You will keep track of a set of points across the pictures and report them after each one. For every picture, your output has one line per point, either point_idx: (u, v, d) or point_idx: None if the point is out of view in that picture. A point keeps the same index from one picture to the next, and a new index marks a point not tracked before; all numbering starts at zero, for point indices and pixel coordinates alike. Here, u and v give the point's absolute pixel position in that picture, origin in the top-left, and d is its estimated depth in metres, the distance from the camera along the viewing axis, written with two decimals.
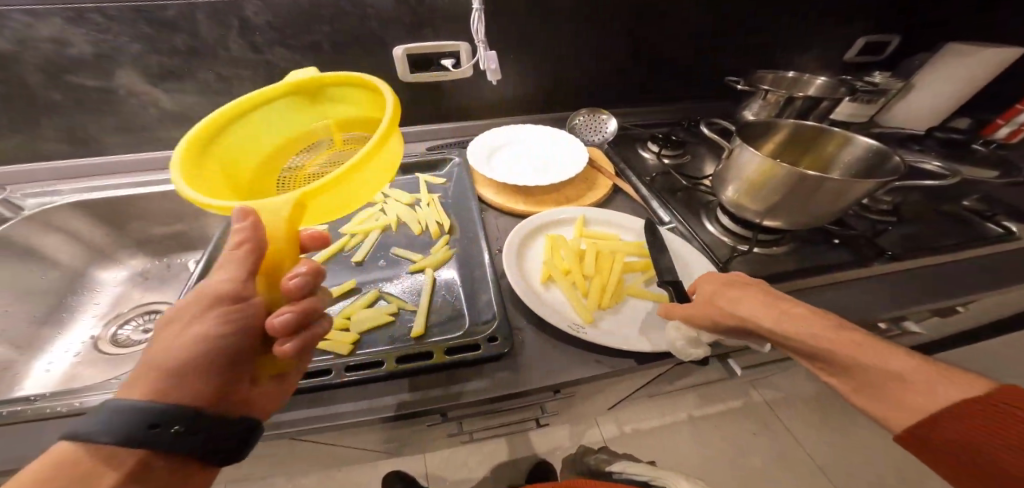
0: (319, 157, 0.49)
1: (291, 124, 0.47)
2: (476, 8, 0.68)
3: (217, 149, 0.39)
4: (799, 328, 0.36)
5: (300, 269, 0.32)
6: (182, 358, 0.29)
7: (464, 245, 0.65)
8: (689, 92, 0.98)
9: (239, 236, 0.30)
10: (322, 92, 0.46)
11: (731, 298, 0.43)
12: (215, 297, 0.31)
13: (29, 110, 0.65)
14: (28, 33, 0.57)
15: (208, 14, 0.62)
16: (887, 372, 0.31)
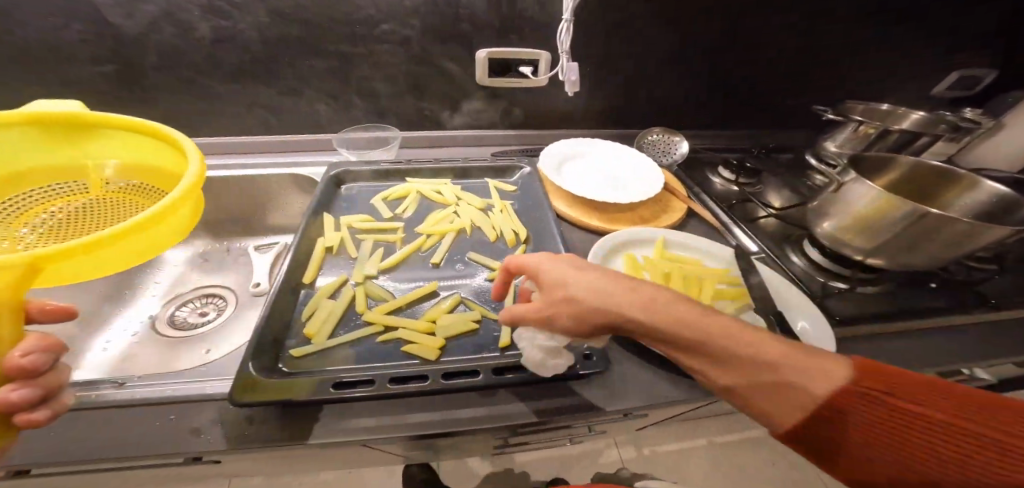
0: (44, 206, 0.38)
1: (22, 159, 0.37)
2: (565, 20, 0.65)
3: None
4: (681, 318, 0.33)
5: (36, 342, 0.27)
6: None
7: (542, 256, 0.62)
8: (760, 117, 0.95)
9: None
10: (92, 127, 0.38)
11: (565, 285, 0.37)
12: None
13: (138, 94, 0.65)
14: (159, 16, 0.58)
15: (320, 6, 0.63)
16: (795, 365, 0.30)
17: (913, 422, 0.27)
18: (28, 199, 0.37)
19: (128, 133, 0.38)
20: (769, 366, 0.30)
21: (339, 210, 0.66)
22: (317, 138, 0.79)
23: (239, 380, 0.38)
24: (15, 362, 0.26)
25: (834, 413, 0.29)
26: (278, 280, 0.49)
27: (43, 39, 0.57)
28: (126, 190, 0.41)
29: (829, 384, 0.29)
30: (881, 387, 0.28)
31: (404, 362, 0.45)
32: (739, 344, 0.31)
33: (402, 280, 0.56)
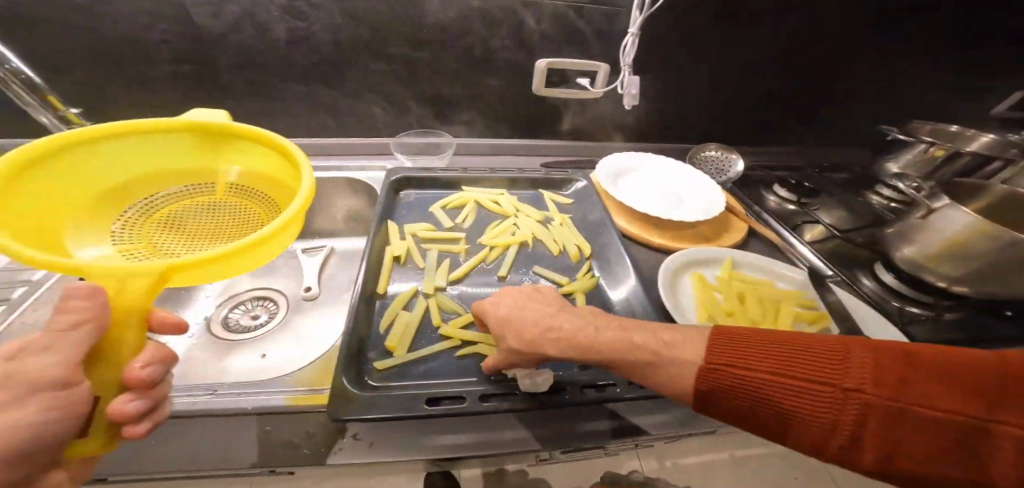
0: (177, 209, 0.37)
1: (171, 163, 0.37)
2: (631, 33, 0.63)
3: (21, 195, 0.27)
4: (577, 343, 0.38)
5: (154, 352, 0.23)
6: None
7: (608, 271, 0.61)
8: (810, 130, 0.94)
9: (72, 316, 0.20)
10: (227, 136, 0.36)
11: (503, 329, 0.42)
12: (31, 380, 0.20)
13: (210, 96, 0.65)
14: (241, 17, 0.58)
15: (393, 11, 0.62)
16: (673, 353, 0.36)
17: (763, 375, 0.32)
18: (165, 199, 0.37)
19: (258, 148, 0.36)
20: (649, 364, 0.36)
21: (401, 218, 0.65)
22: (371, 143, 0.78)
23: (337, 394, 0.37)
24: (132, 376, 0.22)
25: (708, 387, 0.34)
26: (357, 290, 0.49)
27: (127, 39, 0.57)
28: (244, 198, 0.38)
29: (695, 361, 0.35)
30: (731, 352, 0.34)
31: (490, 379, 0.44)
32: (628, 352, 0.37)
33: (472, 293, 0.55)
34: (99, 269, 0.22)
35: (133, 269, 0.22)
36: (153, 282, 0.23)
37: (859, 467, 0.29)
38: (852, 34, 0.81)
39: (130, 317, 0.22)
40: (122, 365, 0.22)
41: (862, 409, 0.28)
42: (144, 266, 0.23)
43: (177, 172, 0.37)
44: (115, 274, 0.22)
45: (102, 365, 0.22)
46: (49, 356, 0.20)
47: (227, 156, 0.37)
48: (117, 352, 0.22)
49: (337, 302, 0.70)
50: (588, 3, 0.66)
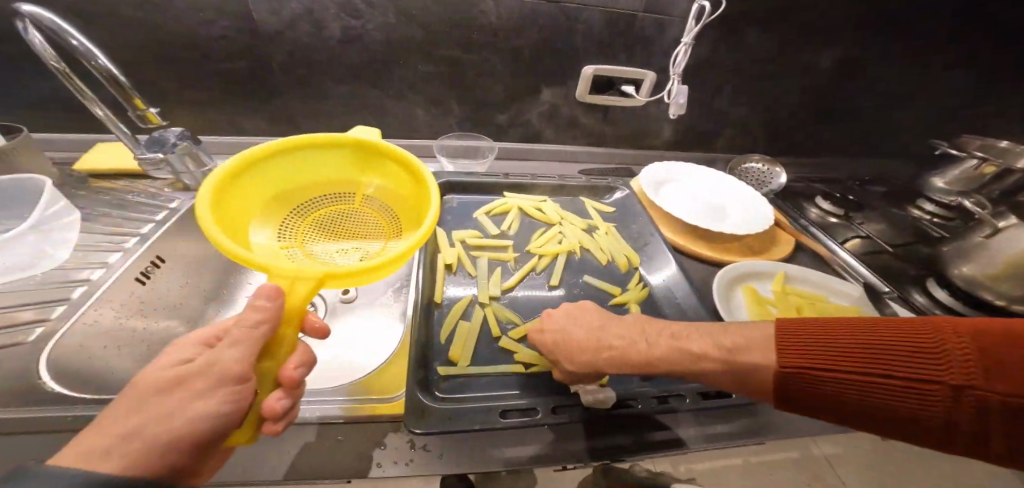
0: (327, 211, 0.41)
1: (333, 172, 0.41)
2: (685, 42, 0.62)
3: (231, 193, 0.34)
4: (632, 359, 0.38)
5: (302, 356, 0.28)
6: (152, 428, 0.23)
7: (658, 282, 0.60)
8: (843, 136, 0.95)
9: (264, 313, 0.26)
10: (379, 154, 0.40)
11: (553, 350, 0.41)
12: (219, 372, 0.24)
13: (260, 92, 0.66)
14: (301, 16, 0.59)
15: (448, 13, 0.61)
16: (740, 357, 0.35)
17: (846, 372, 0.31)
18: (322, 200, 0.41)
19: (403, 169, 0.40)
20: (715, 371, 0.36)
21: (447, 224, 0.65)
22: (410, 144, 0.78)
23: (413, 411, 0.38)
24: (289, 374, 0.26)
25: (787, 388, 0.34)
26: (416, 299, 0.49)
27: (187, 33, 0.58)
28: (380, 211, 0.42)
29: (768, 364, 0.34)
30: (805, 351, 0.33)
31: (561, 393, 0.44)
32: (688, 362, 0.38)
33: (526, 301, 0.55)
34: (281, 270, 0.29)
35: (302, 274, 0.29)
36: (314, 288, 0.29)
37: (959, 449, 0.29)
38: (896, 45, 0.81)
39: (294, 319, 0.28)
40: (277, 364, 0.27)
41: (968, 403, 0.27)
42: (310, 273, 0.29)
43: (330, 181, 0.41)
44: (289, 277, 0.29)
45: (267, 362, 0.26)
46: (236, 350, 0.25)
47: (374, 171, 0.41)
48: (280, 352, 0.27)
49: (375, 304, 0.64)
50: (641, 12, 0.64)
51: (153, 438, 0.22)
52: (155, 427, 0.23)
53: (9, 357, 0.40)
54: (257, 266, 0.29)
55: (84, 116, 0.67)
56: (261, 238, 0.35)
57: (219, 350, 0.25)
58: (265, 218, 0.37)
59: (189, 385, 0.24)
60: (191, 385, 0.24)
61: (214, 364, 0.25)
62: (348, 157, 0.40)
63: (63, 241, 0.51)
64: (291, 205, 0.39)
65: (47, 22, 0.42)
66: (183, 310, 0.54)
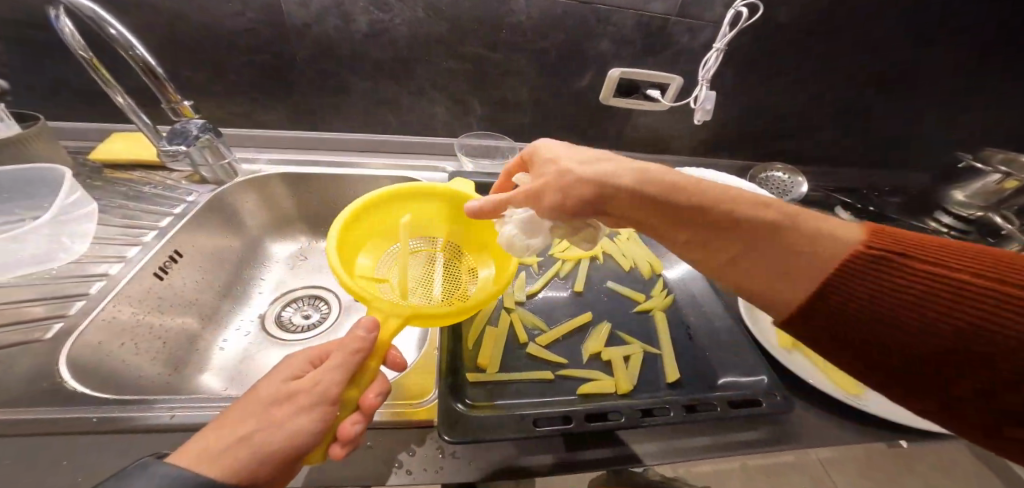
0: (412, 253, 0.50)
1: (423, 222, 0.50)
2: (717, 48, 0.61)
3: (351, 233, 0.43)
4: (673, 190, 0.33)
5: (381, 386, 0.30)
6: (258, 437, 0.25)
7: (682, 289, 0.60)
8: (859, 143, 0.95)
9: (361, 344, 0.29)
10: (462, 209, 0.48)
11: (559, 157, 0.37)
12: (318, 393, 0.27)
13: (282, 84, 0.66)
14: (324, 8, 0.57)
15: (477, 11, 0.60)
16: (813, 221, 0.31)
17: (934, 282, 0.27)
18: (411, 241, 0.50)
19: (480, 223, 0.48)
20: (775, 222, 0.31)
21: None
22: (430, 142, 0.77)
23: (444, 415, 0.38)
24: (370, 400, 0.29)
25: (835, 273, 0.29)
26: None
27: (214, 23, 0.57)
28: (454, 256, 0.51)
29: (845, 243, 0.30)
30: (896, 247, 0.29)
31: (586, 402, 0.44)
32: (751, 209, 0.31)
33: (550, 304, 0.56)
34: (377, 303, 0.34)
35: (393, 311, 0.34)
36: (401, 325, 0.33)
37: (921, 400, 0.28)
38: (921, 56, 0.80)
39: (382, 349, 0.31)
40: (359, 391, 0.29)
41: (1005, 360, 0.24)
42: (399, 311, 0.34)
43: (421, 226, 0.50)
44: (384, 312, 0.34)
45: (354, 388, 0.29)
46: (337, 373, 0.28)
47: (456, 223, 0.50)
48: (365, 378, 0.29)
49: None
50: (674, 16, 0.63)
51: (257, 448, 0.25)
52: (262, 436, 0.25)
53: (27, 355, 0.39)
54: (359, 297, 0.35)
55: (103, 105, 0.66)
56: (367, 271, 0.45)
57: (320, 372, 0.28)
58: (370, 253, 0.46)
59: (293, 401, 0.26)
60: (293, 401, 0.26)
61: (316, 384, 0.27)
62: (438, 209, 0.49)
63: (81, 233, 0.50)
64: (390, 243, 0.49)
65: (83, 9, 0.43)
66: (195, 306, 0.55)
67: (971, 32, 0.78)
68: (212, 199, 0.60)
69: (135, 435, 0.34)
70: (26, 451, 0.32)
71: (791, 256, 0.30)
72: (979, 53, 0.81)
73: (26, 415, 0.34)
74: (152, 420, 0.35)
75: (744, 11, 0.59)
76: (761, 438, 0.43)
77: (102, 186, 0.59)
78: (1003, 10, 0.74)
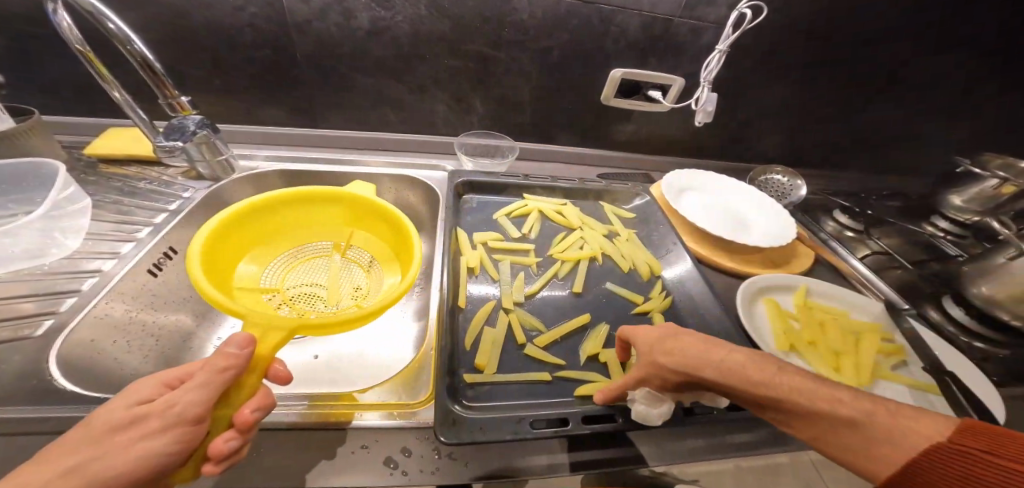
0: (308, 260, 0.54)
1: (325, 228, 0.55)
2: (719, 51, 0.61)
3: (236, 232, 0.47)
4: (742, 372, 0.33)
5: (260, 402, 0.28)
6: (94, 466, 0.22)
7: (681, 291, 0.59)
8: (858, 147, 0.95)
9: (233, 360, 0.27)
10: (361, 214, 0.54)
11: (653, 343, 0.38)
12: (176, 415, 0.24)
13: (281, 80, 0.65)
14: (326, 5, 0.57)
15: (479, 8, 0.60)
16: (885, 416, 0.29)
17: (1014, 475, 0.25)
18: (310, 249, 0.55)
19: (380, 224, 0.53)
20: (844, 414, 0.30)
21: (467, 224, 0.64)
22: (430, 140, 0.77)
23: (441, 416, 0.37)
24: (244, 417, 0.27)
25: (887, 435, 0.29)
26: (445, 301, 0.50)
27: (216, 19, 0.57)
28: (357, 261, 0.55)
29: (923, 435, 0.28)
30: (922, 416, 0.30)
31: (584, 404, 0.44)
32: (809, 396, 0.31)
33: (549, 304, 0.55)
34: (258, 319, 0.34)
35: (275, 325, 0.34)
36: (284, 337, 0.34)
37: None
38: (920, 62, 0.81)
39: (262, 365, 0.31)
40: (232, 408, 0.27)
41: None
42: (282, 324, 0.35)
43: (320, 232, 0.55)
44: (262, 328, 0.34)
45: (226, 406, 0.28)
46: (199, 392, 0.25)
47: (358, 227, 0.55)
48: (241, 394, 0.28)
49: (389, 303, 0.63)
50: (677, 17, 0.63)
51: (91, 478, 0.22)
52: (99, 464, 0.22)
53: (17, 353, 0.38)
54: (240, 314, 0.35)
55: (100, 100, 0.65)
56: (251, 280, 0.48)
57: (177, 392, 0.25)
58: (259, 260, 0.50)
59: (142, 425, 0.24)
60: (143, 425, 0.24)
61: (171, 405, 0.25)
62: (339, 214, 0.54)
63: (75, 229, 0.49)
64: (287, 247, 0.53)
65: (85, 4, 0.43)
66: (190, 303, 0.54)
67: (970, 38, 0.78)
68: (209, 196, 0.59)
69: None
70: (14, 450, 0.32)
71: (860, 443, 0.29)
72: (977, 59, 0.82)
73: (13, 414, 0.33)
74: None
75: (747, 13, 0.59)
76: (759, 440, 0.42)
77: (96, 181, 0.58)
78: (1006, 16, 0.75)
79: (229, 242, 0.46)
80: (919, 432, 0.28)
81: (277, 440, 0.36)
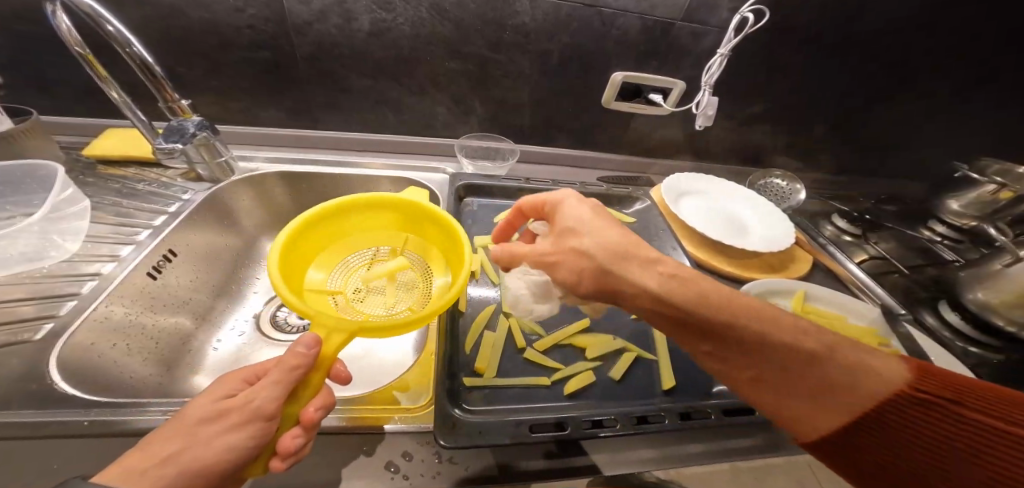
0: (366, 266, 0.53)
1: (381, 232, 0.54)
2: (720, 54, 0.61)
3: (305, 236, 0.46)
4: (701, 292, 0.33)
5: (322, 402, 0.29)
6: (184, 455, 0.24)
7: None
8: (856, 151, 0.96)
9: (300, 359, 0.28)
10: (416, 217, 0.52)
11: (581, 228, 0.38)
12: (252, 409, 0.26)
13: (279, 80, 0.65)
14: (326, 7, 0.56)
15: (480, 11, 0.60)
16: (847, 356, 0.30)
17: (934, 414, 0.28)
18: (367, 254, 0.54)
19: (434, 227, 0.51)
20: (815, 352, 0.30)
21: (467, 227, 0.64)
22: (430, 142, 0.77)
23: (444, 421, 0.38)
24: (309, 414, 0.27)
25: (844, 373, 0.30)
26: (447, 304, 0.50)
27: (215, 19, 0.56)
28: (413, 266, 0.53)
29: (881, 380, 0.30)
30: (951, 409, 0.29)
31: (582, 407, 0.44)
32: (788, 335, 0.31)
33: (549, 309, 0.56)
34: (324, 318, 0.33)
35: (339, 326, 0.33)
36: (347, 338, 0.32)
37: None
38: (921, 66, 0.81)
39: (326, 363, 0.30)
40: (299, 406, 0.28)
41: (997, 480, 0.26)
42: (345, 325, 0.33)
43: (373, 237, 0.54)
44: (327, 327, 0.33)
45: (293, 403, 0.28)
46: (273, 389, 0.27)
47: (410, 231, 0.54)
48: (306, 392, 0.29)
49: None
50: (679, 20, 0.63)
51: (182, 465, 0.24)
52: (187, 455, 0.24)
53: (15, 357, 0.38)
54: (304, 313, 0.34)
55: (99, 101, 0.65)
56: (318, 285, 0.47)
57: (255, 389, 0.27)
58: (324, 266, 0.49)
59: (223, 418, 0.26)
60: (224, 419, 0.26)
61: (249, 400, 0.26)
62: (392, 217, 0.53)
63: (73, 231, 0.49)
64: (345, 253, 0.52)
65: (83, 5, 0.42)
66: (189, 305, 0.54)
67: (973, 41, 0.78)
68: (209, 197, 0.59)
69: (128, 437, 0.34)
70: (13, 457, 0.32)
71: (822, 383, 0.30)
72: (977, 63, 0.82)
73: (12, 419, 0.33)
74: (144, 423, 0.34)
75: (749, 16, 0.59)
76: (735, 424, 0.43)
77: (95, 183, 0.58)
78: (1007, 20, 0.75)
79: (296, 252, 0.45)
80: (871, 373, 0.30)
81: None
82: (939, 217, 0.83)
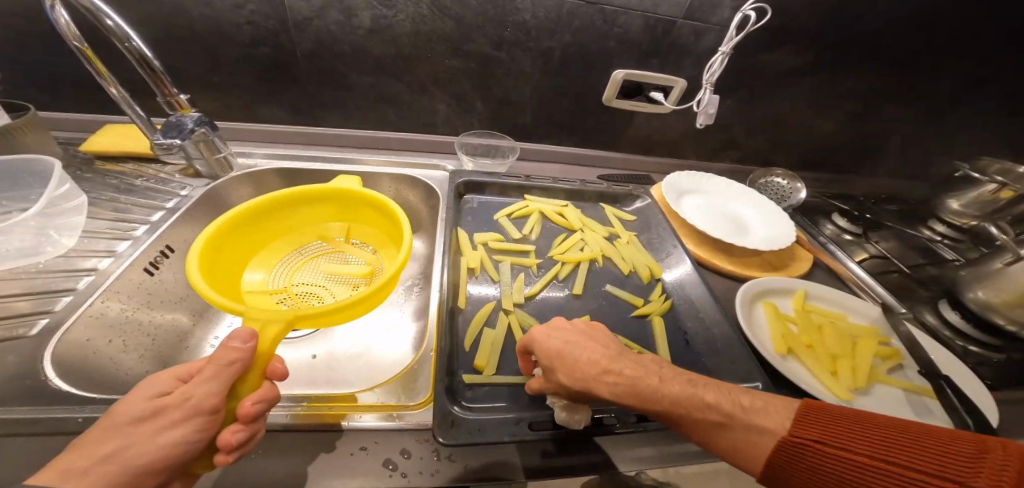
0: (308, 260, 0.57)
1: (317, 225, 0.58)
2: (722, 52, 0.61)
3: (239, 235, 0.50)
4: (635, 386, 0.36)
5: (263, 394, 0.29)
6: (126, 453, 0.25)
7: (680, 293, 0.59)
8: (856, 150, 0.96)
9: (237, 355, 0.28)
10: (347, 204, 0.57)
11: (555, 359, 0.38)
12: (193, 405, 0.26)
13: (279, 79, 0.64)
14: (327, 4, 0.56)
15: (481, 8, 0.59)
16: (750, 418, 0.34)
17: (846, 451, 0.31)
18: (307, 251, 0.58)
19: (371, 211, 0.56)
20: (721, 423, 0.34)
21: (467, 224, 0.64)
22: (430, 140, 0.77)
23: (444, 420, 0.37)
24: (246, 409, 0.28)
25: (749, 432, 0.33)
26: (446, 299, 0.49)
27: (215, 15, 0.56)
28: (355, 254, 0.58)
29: (775, 430, 0.33)
30: (853, 433, 0.32)
31: None
32: (700, 411, 0.35)
33: (548, 306, 0.55)
34: (256, 314, 0.35)
35: (274, 317, 0.35)
36: (282, 329, 0.34)
37: None
38: (922, 66, 0.81)
39: (262, 359, 0.31)
40: (239, 400, 0.29)
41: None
42: (279, 316, 0.35)
43: (311, 231, 0.58)
44: (262, 320, 0.34)
45: (233, 399, 0.29)
46: (211, 386, 0.27)
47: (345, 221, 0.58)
48: (246, 388, 0.29)
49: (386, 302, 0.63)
50: (681, 19, 0.63)
51: (121, 465, 0.24)
52: (128, 453, 0.25)
53: (12, 353, 0.37)
54: (243, 310, 0.36)
55: (97, 96, 0.64)
56: (258, 284, 0.51)
57: (192, 386, 0.27)
58: (263, 265, 0.53)
59: (162, 416, 0.26)
60: (164, 416, 0.26)
61: (187, 398, 0.26)
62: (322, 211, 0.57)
63: (69, 226, 0.48)
64: (285, 251, 0.56)
65: (84, 0, 0.42)
66: (187, 302, 0.54)
67: (974, 41, 0.78)
68: (208, 193, 0.59)
69: None
70: (11, 452, 0.31)
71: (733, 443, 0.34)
72: (978, 63, 0.81)
73: (7, 415, 0.33)
74: None
75: (751, 14, 0.59)
76: None
77: (92, 178, 0.57)
78: (1009, 20, 0.74)
79: (229, 250, 0.48)
80: (768, 429, 0.33)
81: (272, 442, 0.36)
82: (942, 215, 0.83)
